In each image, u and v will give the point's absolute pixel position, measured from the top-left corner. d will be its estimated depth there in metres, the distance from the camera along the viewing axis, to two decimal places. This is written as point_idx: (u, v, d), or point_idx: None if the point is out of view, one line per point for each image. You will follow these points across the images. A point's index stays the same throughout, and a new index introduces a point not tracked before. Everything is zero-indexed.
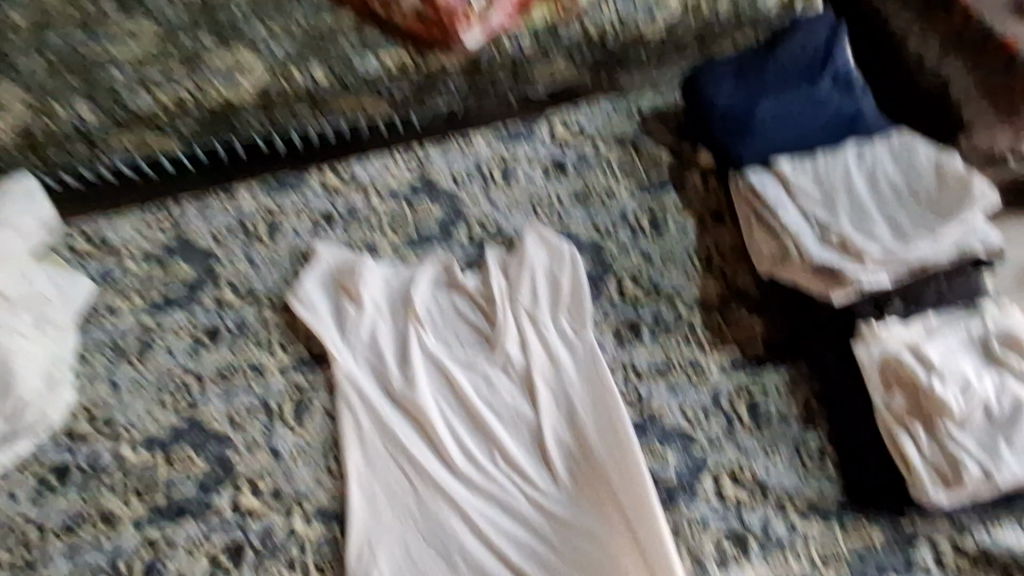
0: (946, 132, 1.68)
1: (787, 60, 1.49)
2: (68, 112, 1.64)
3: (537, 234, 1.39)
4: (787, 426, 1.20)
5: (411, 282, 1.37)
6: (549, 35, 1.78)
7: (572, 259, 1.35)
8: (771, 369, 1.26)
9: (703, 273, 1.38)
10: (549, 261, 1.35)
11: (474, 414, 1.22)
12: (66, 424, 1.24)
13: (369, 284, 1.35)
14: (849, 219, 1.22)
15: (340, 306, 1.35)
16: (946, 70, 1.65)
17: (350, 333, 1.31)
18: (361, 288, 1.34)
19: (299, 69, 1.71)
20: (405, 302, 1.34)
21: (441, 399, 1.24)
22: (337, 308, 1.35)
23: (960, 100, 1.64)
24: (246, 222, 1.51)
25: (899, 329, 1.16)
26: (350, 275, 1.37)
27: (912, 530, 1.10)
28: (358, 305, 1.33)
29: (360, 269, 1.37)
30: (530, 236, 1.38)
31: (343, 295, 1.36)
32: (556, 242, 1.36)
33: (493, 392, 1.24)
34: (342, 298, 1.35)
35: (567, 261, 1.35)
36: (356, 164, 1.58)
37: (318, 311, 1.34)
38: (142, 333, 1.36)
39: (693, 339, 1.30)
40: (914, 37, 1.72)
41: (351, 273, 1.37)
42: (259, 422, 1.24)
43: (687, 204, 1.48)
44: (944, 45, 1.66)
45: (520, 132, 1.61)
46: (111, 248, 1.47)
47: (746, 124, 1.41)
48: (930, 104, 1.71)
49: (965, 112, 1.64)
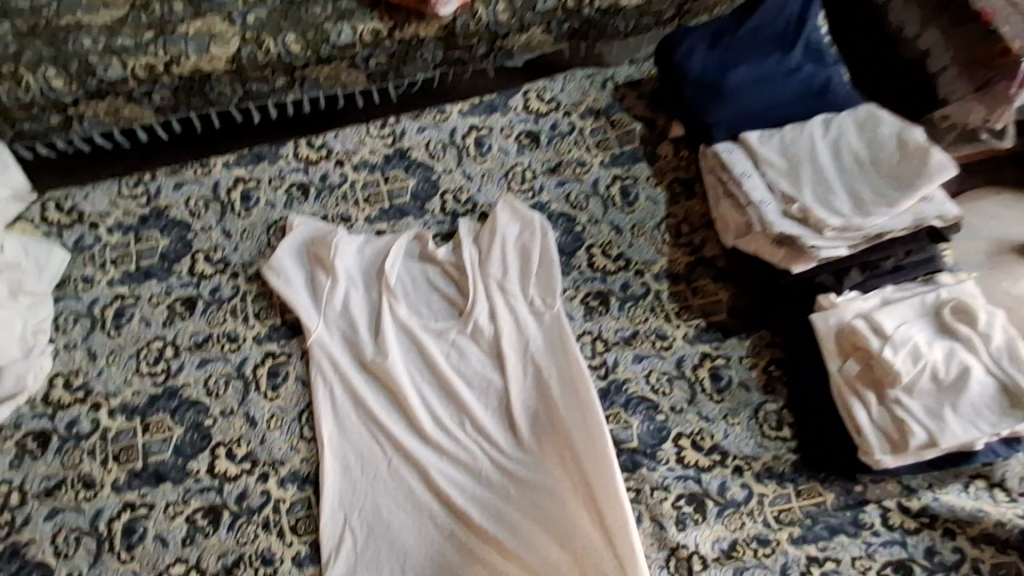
0: (925, 106, 1.66)
1: (760, 29, 1.48)
2: (37, 80, 1.61)
3: (509, 204, 1.39)
4: (746, 393, 1.24)
5: (385, 253, 1.38)
6: (526, 4, 1.76)
7: (543, 231, 1.35)
8: (734, 339, 1.30)
9: (671, 245, 1.41)
10: (520, 232, 1.36)
11: (444, 382, 1.25)
12: (43, 391, 1.26)
13: (341, 254, 1.36)
14: (811, 191, 1.22)
15: (314, 276, 1.36)
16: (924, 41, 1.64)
17: (323, 303, 1.33)
18: (333, 258, 1.35)
19: (272, 36, 1.69)
20: (378, 273, 1.36)
21: (413, 367, 1.27)
22: (310, 278, 1.36)
23: (937, 72, 1.62)
24: (220, 192, 1.51)
25: (856, 299, 1.18)
26: (322, 245, 1.38)
27: (863, 492, 1.14)
28: (330, 275, 1.34)
29: (333, 239, 1.38)
30: (501, 207, 1.39)
31: (316, 266, 1.37)
32: (527, 213, 1.37)
33: (463, 361, 1.27)
34: (315, 269, 1.36)
35: (538, 232, 1.35)
36: (330, 135, 1.58)
37: (291, 281, 1.35)
38: (118, 303, 1.38)
39: (660, 309, 1.34)
40: (895, 10, 1.72)
41: (324, 243, 1.38)
42: (234, 389, 1.27)
43: (658, 177, 1.50)
44: (924, 17, 1.65)
45: (495, 104, 1.62)
46: (85, 219, 1.47)
47: (715, 95, 1.42)
48: (912, 75, 1.69)
49: (942, 84, 1.62)
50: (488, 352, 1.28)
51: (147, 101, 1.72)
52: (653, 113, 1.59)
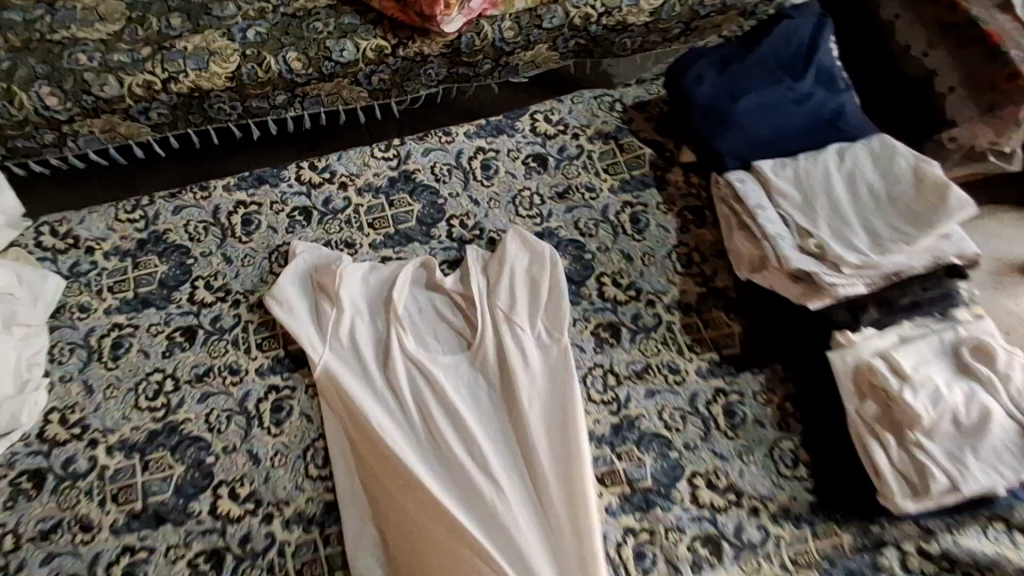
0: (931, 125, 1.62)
1: (771, 53, 1.45)
2: (31, 98, 1.56)
3: (518, 236, 1.37)
4: (761, 430, 1.22)
5: (391, 282, 1.33)
6: (532, 21, 1.72)
7: (553, 262, 1.33)
8: (747, 373, 1.28)
9: (683, 275, 1.39)
10: (529, 263, 1.34)
11: (447, 409, 1.19)
12: (38, 427, 1.22)
13: (347, 282, 1.31)
14: (827, 225, 1.20)
15: (319, 305, 1.30)
16: (932, 62, 1.61)
17: (329, 334, 1.27)
18: (338, 287, 1.30)
19: (272, 52, 1.64)
20: (385, 302, 1.31)
21: (413, 395, 1.20)
22: (314, 307, 1.31)
23: (943, 93, 1.59)
24: (220, 217, 1.47)
25: (873, 337, 1.16)
26: (327, 273, 1.33)
27: (880, 534, 1.12)
28: (336, 304, 1.28)
29: (338, 266, 1.33)
30: (511, 238, 1.37)
31: (320, 295, 1.31)
32: (538, 244, 1.35)
33: (467, 391, 1.22)
34: (319, 298, 1.31)
35: (547, 263, 1.33)
36: (334, 158, 1.55)
37: (295, 310, 1.29)
38: (116, 332, 1.33)
39: (672, 342, 1.32)
40: (902, 27, 1.68)
41: (329, 271, 1.33)
42: (237, 425, 1.24)
43: (669, 202, 1.47)
44: (931, 37, 1.62)
45: (502, 125, 1.59)
46: (81, 244, 1.43)
47: (725, 119, 1.38)
48: (917, 95, 1.65)
49: (947, 104, 1.58)
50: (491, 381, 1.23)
51: (144, 118, 1.68)
52: (662, 136, 1.56)
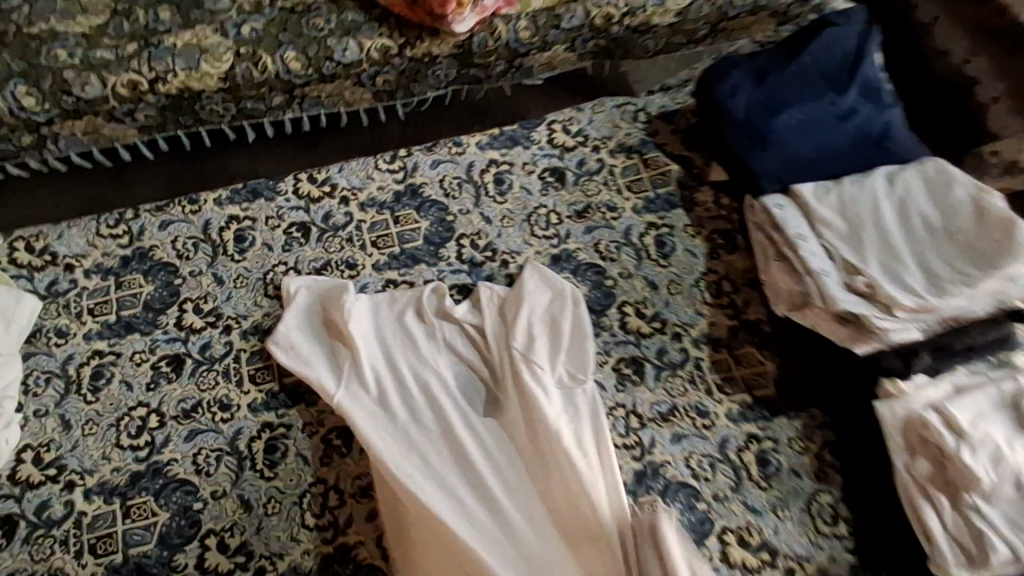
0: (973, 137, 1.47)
1: (812, 64, 1.33)
2: (6, 98, 1.43)
3: (538, 271, 1.27)
4: (797, 480, 1.13)
5: (402, 318, 1.21)
6: (550, 21, 1.59)
7: (576, 301, 1.22)
8: (781, 416, 1.19)
9: (712, 306, 1.28)
10: (549, 301, 1.23)
11: (460, 457, 1.08)
12: (11, 467, 1.12)
13: (357, 319, 1.18)
14: (878, 262, 1.09)
15: (331, 346, 1.18)
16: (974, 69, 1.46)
17: (342, 372, 1.14)
18: (349, 324, 1.17)
19: (269, 51, 1.52)
20: (397, 339, 1.19)
21: (422, 441, 1.09)
22: (328, 349, 1.18)
23: (988, 103, 1.44)
24: (211, 233, 1.36)
25: (925, 386, 1.06)
26: (334, 307, 1.21)
27: None
28: (348, 344, 1.16)
29: (345, 300, 1.21)
30: (530, 273, 1.27)
31: (330, 331, 1.20)
32: (559, 280, 1.25)
33: (482, 438, 1.11)
34: (331, 336, 1.19)
35: (569, 302, 1.22)
36: (335, 169, 1.43)
37: (301, 354, 1.17)
38: (96, 361, 1.23)
39: (700, 381, 1.22)
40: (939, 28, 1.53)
41: (337, 305, 1.21)
42: (227, 467, 1.14)
43: (698, 225, 1.36)
44: (973, 41, 1.47)
45: (517, 136, 1.47)
46: (59, 261, 1.32)
47: (763, 137, 1.26)
48: (957, 104, 1.50)
49: (991, 115, 1.44)
50: (507, 427, 1.12)
51: (130, 121, 1.55)
52: (690, 150, 1.44)
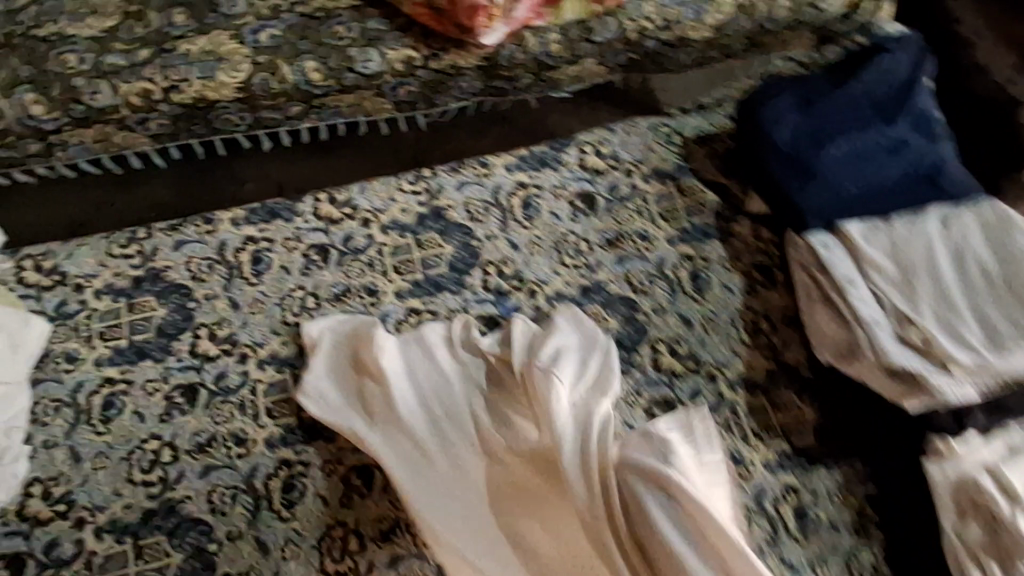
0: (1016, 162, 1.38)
1: (863, 92, 1.26)
2: (13, 106, 1.36)
3: (572, 315, 1.22)
4: (836, 535, 1.08)
5: (430, 356, 1.16)
6: (581, 34, 1.51)
7: (605, 348, 1.16)
8: (820, 467, 1.14)
9: (748, 347, 1.23)
10: (579, 346, 1.16)
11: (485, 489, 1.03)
12: (18, 502, 1.08)
13: (387, 357, 1.14)
14: (931, 313, 1.03)
15: (360, 388, 1.14)
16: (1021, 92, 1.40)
17: (371, 412, 1.11)
18: (379, 359, 1.13)
19: (288, 61, 1.45)
20: (429, 377, 1.13)
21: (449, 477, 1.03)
22: (356, 391, 1.14)
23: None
24: (227, 254, 1.31)
25: (979, 447, 1.01)
26: (363, 345, 1.18)
27: None
28: (378, 381, 1.13)
29: (375, 339, 1.17)
30: (562, 316, 1.22)
31: (359, 373, 1.16)
32: (589, 326, 1.19)
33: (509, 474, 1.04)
34: (359, 378, 1.15)
35: (599, 350, 1.16)
36: (356, 189, 1.37)
37: (330, 401, 1.14)
38: (107, 389, 1.18)
39: (735, 426, 1.17)
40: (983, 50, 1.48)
41: (366, 345, 1.17)
42: (243, 506, 1.10)
43: (734, 259, 1.30)
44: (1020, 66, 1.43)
45: (546, 158, 1.41)
46: (68, 281, 1.27)
47: (810, 169, 1.19)
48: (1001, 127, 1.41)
49: None
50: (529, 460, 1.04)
51: (142, 129, 1.48)
52: (727, 178, 1.37)
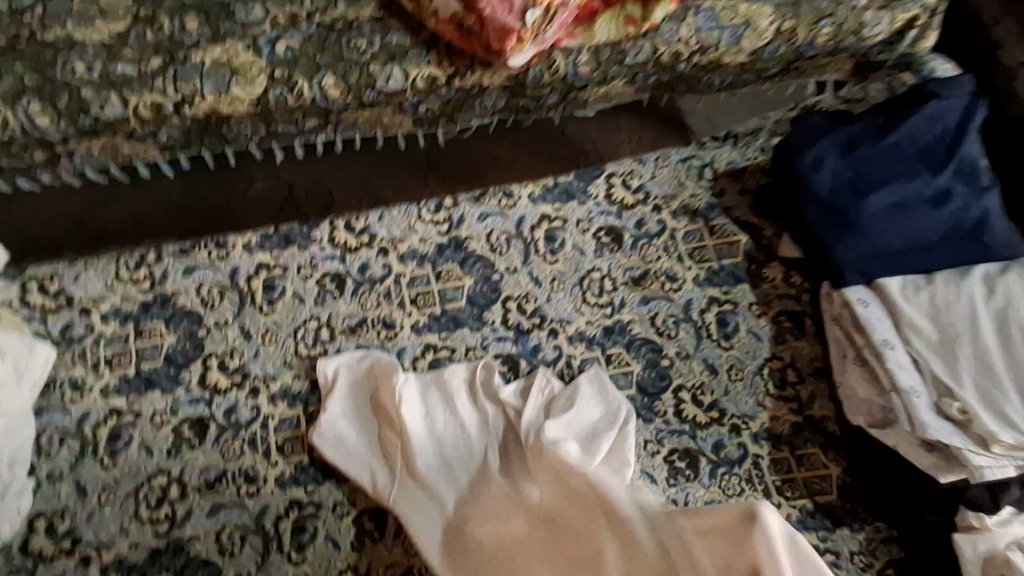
0: None
1: (908, 138, 1.21)
2: (18, 116, 1.31)
3: (596, 378, 1.19)
4: None
5: (449, 405, 1.15)
6: (613, 56, 1.45)
7: (625, 423, 1.14)
8: (845, 527, 1.10)
9: (774, 398, 1.20)
10: (599, 418, 1.14)
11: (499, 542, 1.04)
12: (21, 537, 1.05)
13: (406, 403, 1.13)
14: (972, 384, 1.01)
15: (379, 434, 1.14)
16: None
17: (391, 460, 1.11)
18: (398, 408, 1.13)
19: (305, 76, 1.38)
20: (448, 427, 1.13)
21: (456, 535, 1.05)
22: (375, 437, 1.14)
23: None
24: (239, 280, 1.27)
25: (1011, 521, 0.98)
26: (382, 389, 1.17)
27: None
28: (397, 431, 1.12)
29: (395, 383, 1.15)
30: (586, 379, 1.19)
31: (378, 419, 1.15)
32: (614, 396, 1.16)
33: (518, 534, 1.04)
34: (379, 425, 1.15)
35: (617, 423, 1.13)
36: (374, 217, 1.33)
37: (349, 447, 1.13)
38: (114, 420, 1.15)
39: (758, 481, 1.14)
40: None
41: (386, 389, 1.16)
42: (252, 547, 1.07)
43: (763, 304, 1.26)
44: None
45: (571, 189, 1.37)
46: (74, 304, 1.23)
47: (850, 221, 1.15)
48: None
49: None
50: (534, 519, 1.05)
51: (151, 141, 1.43)
52: (757, 217, 1.34)
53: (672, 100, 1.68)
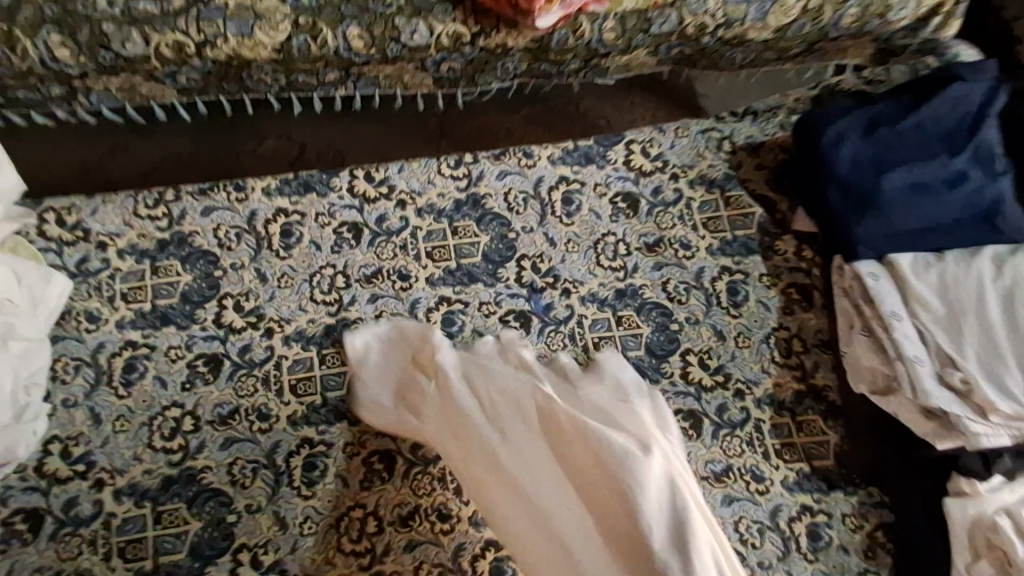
0: None
1: (929, 121, 1.22)
2: (37, 46, 1.29)
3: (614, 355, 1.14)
4: (845, 556, 1.11)
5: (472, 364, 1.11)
6: (639, 24, 1.45)
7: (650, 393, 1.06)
8: (838, 491, 1.15)
9: (779, 365, 1.23)
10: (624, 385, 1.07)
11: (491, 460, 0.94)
12: (36, 459, 1.07)
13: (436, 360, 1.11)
14: (978, 357, 1.03)
15: (402, 387, 1.12)
16: None
17: (410, 404, 1.09)
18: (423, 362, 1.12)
19: (329, 23, 1.37)
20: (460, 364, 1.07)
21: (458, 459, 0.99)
22: (400, 390, 1.12)
23: None
24: (257, 224, 1.27)
25: (1002, 489, 1.02)
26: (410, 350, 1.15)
27: None
28: (417, 384, 1.10)
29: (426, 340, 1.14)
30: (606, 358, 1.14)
31: (405, 373, 1.14)
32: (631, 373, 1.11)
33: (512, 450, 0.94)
34: (404, 378, 1.13)
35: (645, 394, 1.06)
36: (394, 168, 1.34)
37: (379, 407, 1.13)
38: (129, 352, 1.16)
39: (758, 444, 1.17)
40: None
41: (417, 345, 1.15)
42: (263, 479, 1.10)
43: (774, 275, 1.29)
44: None
45: (590, 153, 1.37)
46: (91, 237, 1.23)
47: (868, 199, 1.17)
48: None
49: None
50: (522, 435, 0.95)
51: (170, 82, 1.42)
52: (774, 191, 1.35)
53: (690, 77, 1.67)
